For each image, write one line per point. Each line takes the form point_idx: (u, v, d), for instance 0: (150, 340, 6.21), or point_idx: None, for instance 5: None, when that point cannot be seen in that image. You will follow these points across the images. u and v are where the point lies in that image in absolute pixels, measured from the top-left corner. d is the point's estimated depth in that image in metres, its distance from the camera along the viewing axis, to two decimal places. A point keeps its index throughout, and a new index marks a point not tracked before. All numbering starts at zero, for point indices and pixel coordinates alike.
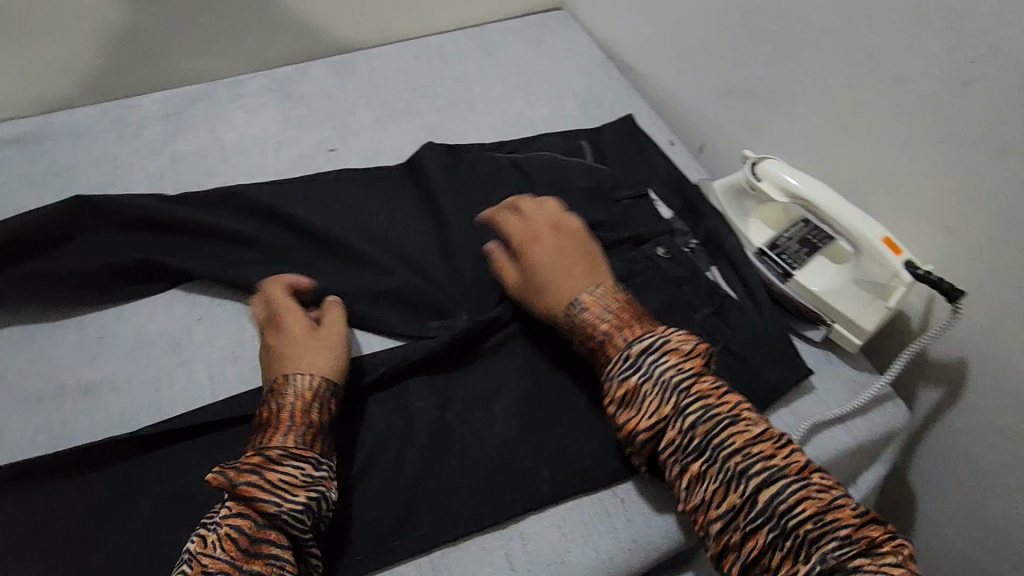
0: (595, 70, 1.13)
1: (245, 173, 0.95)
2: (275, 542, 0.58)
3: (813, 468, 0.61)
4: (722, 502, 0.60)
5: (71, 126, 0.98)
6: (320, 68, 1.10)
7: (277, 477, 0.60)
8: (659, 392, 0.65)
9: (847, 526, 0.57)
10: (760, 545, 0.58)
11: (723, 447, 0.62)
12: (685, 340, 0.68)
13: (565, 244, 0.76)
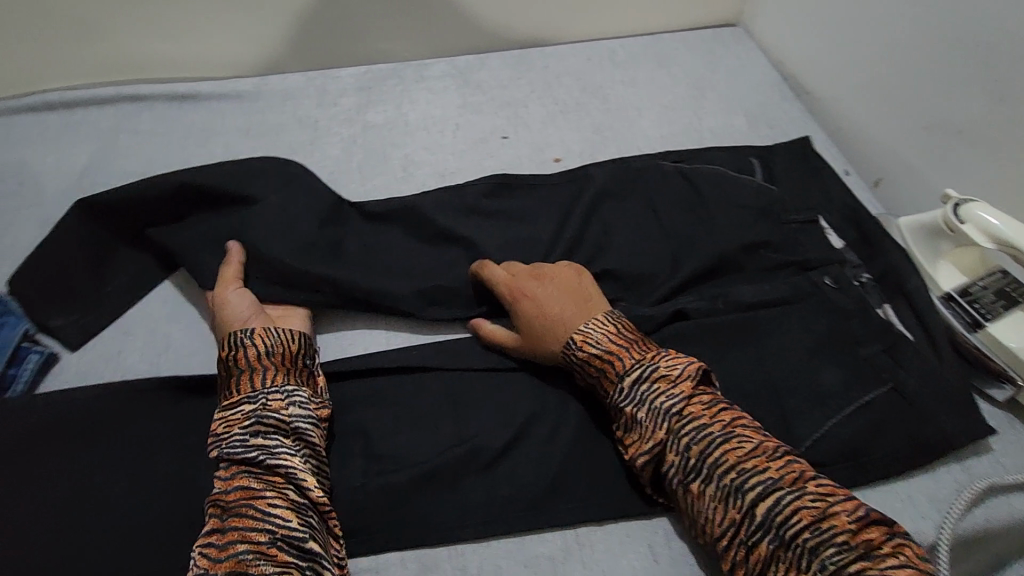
0: (770, 90, 1.11)
1: (426, 149, 1.02)
2: (242, 464, 0.62)
3: (807, 477, 0.59)
4: (725, 518, 0.59)
5: (283, 90, 1.11)
6: (499, 60, 1.17)
7: (221, 418, 0.66)
8: (652, 416, 0.66)
9: (844, 533, 0.55)
10: (764, 557, 0.57)
11: (719, 465, 0.61)
12: (674, 361, 0.68)
13: (545, 273, 0.78)
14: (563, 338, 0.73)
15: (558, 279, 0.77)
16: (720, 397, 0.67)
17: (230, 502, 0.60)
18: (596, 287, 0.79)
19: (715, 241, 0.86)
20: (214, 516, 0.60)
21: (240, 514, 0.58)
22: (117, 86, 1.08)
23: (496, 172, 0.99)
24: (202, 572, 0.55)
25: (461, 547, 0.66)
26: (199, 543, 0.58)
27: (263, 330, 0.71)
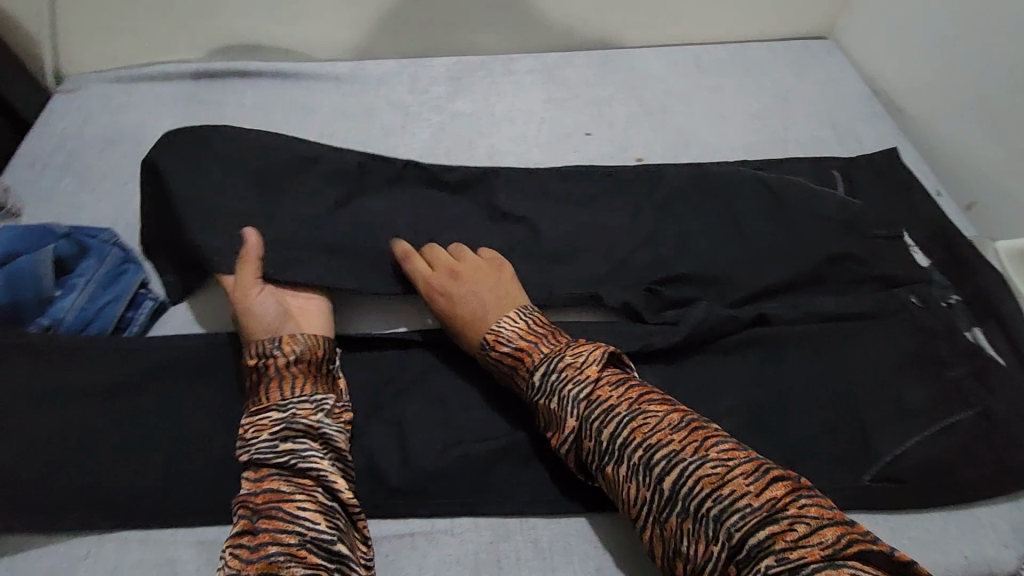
0: (859, 104, 1.10)
1: (512, 140, 1.05)
2: (272, 468, 0.63)
3: (710, 443, 0.60)
4: (641, 495, 0.61)
5: (378, 75, 1.16)
6: (585, 58, 1.19)
7: (247, 422, 0.66)
8: (562, 405, 0.67)
9: (742, 497, 0.55)
10: (678, 531, 0.58)
11: (626, 445, 0.62)
12: (580, 349, 0.69)
13: (461, 271, 0.79)
14: (479, 335, 0.74)
15: (479, 278, 0.79)
16: (629, 377, 0.68)
17: (258, 504, 0.60)
18: (515, 282, 0.80)
19: (796, 249, 0.85)
20: (243, 518, 0.59)
21: (269, 517, 0.58)
22: (229, 62, 1.16)
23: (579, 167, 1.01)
24: (233, 574, 0.55)
25: (534, 522, 0.68)
26: (229, 544, 0.57)
27: (288, 339, 0.71)
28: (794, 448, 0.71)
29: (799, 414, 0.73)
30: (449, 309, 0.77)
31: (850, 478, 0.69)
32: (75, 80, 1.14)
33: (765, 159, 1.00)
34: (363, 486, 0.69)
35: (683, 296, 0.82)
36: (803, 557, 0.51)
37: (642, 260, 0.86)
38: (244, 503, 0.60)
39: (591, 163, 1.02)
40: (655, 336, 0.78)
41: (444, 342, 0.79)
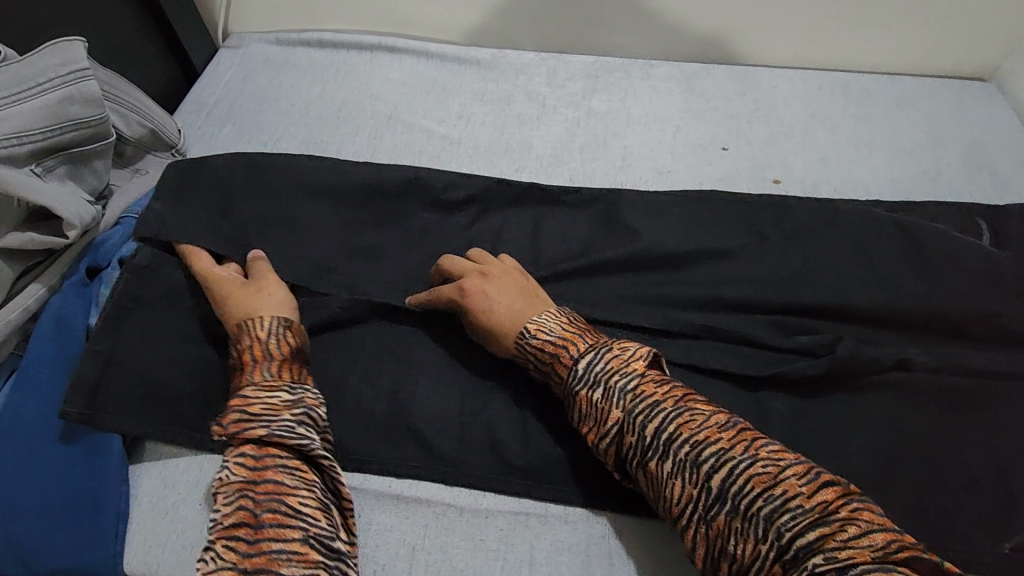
0: (1019, 153, 1.03)
1: (645, 145, 1.05)
2: (278, 455, 0.62)
3: (759, 445, 0.59)
4: (684, 493, 0.60)
5: (517, 65, 1.18)
6: (725, 72, 1.17)
7: (242, 403, 0.65)
8: (605, 396, 0.66)
9: (796, 497, 0.54)
10: (724, 529, 0.57)
11: (672, 440, 0.61)
12: (625, 345, 0.70)
13: (491, 271, 0.78)
14: (517, 332, 0.73)
15: (508, 278, 0.77)
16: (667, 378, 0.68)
17: (260, 495, 0.59)
18: (538, 287, 0.79)
19: (935, 297, 0.81)
20: (242, 508, 0.58)
21: (269, 508, 0.58)
22: (378, 36, 1.21)
23: (712, 180, 1.00)
24: (230, 565, 0.54)
25: (647, 526, 0.69)
26: (222, 536, 0.56)
27: (242, 327, 0.71)
28: (926, 501, 0.69)
29: (931, 466, 0.70)
30: (484, 304, 0.74)
31: (986, 543, 0.66)
32: (239, 37, 1.22)
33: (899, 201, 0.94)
34: (483, 458, 0.72)
35: (813, 325, 0.80)
36: (853, 557, 0.49)
37: (776, 283, 0.84)
38: (243, 492, 0.59)
39: (725, 178, 1.00)
40: (781, 363, 0.77)
41: None
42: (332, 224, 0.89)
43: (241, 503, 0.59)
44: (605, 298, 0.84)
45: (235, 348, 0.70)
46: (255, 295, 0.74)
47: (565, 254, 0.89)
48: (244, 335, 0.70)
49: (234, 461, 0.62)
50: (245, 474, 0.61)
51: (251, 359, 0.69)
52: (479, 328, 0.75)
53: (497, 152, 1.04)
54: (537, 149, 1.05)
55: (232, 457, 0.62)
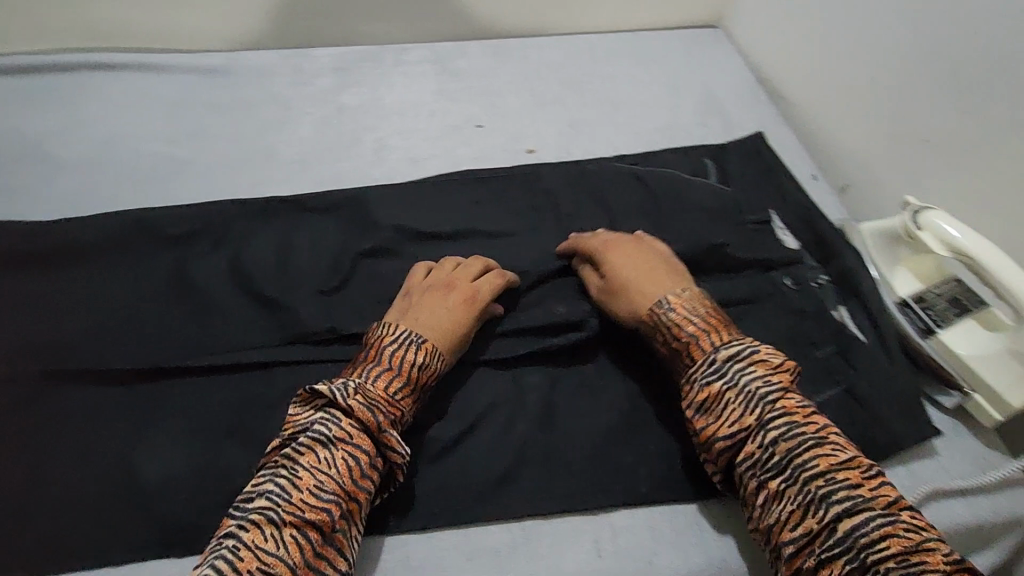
0: (744, 91, 1.11)
1: (399, 133, 1.00)
2: (373, 481, 0.62)
3: (903, 506, 0.57)
4: (801, 523, 0.57)
5: (256, 67, 1.07)
6: (478, 48, 1.15)
7: (379, 405, 0.63)
8: (742, 401, 0.63)
9: (933, 570, 0.52)
10: (839, 572, 0.54)
11: (810, 472, 0.59)
12: (775, 354, 0.67)
13: (643, 245, 0.78)
14: (653, 300, 0.72)
15: (656, 252, 0.77)
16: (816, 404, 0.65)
17: (342, 511, 0.59)
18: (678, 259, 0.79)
19: (670, 241, 0.84)
20: (327, 513, 0.58)
21: (344, 532, 0.58)
22: (85, 54, 1.04)
23: (468, 160, 0.97)
24: (289, 564, 0.55)
25: (404, 538, 0.64)
26: (295, 525, 0.56)
27: (431, 347, 0.69)
28: (671, 439, 0.71)
29: (672, 404, 0.73)
30: (617, 273, 0.75)
31: None
32: None
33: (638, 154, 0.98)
34: (220, 513, 0.64)
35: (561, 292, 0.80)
36: None
37: (525, 256, 0.83)
38: (337, 497, 0.59)
39: (481, 156, 0.98)
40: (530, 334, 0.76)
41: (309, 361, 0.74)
42: (34, 294, 0.77)
43: (330, 502, 0.58)
44: (355, 306, 0.79)
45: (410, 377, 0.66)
46: (458, 314, 0.72)
47: (309, 265, 0.82)
48: (427, 363, 0.68)
49: (347, 450, 0.61)
50: (347, 475, 0.60)
51: (414, 380, 0.67)
52: (597, 290, 0.77)
53: (235, 166, 0.93)
54: (280, 155, 0.95)
55: (344, 443, 0.61)
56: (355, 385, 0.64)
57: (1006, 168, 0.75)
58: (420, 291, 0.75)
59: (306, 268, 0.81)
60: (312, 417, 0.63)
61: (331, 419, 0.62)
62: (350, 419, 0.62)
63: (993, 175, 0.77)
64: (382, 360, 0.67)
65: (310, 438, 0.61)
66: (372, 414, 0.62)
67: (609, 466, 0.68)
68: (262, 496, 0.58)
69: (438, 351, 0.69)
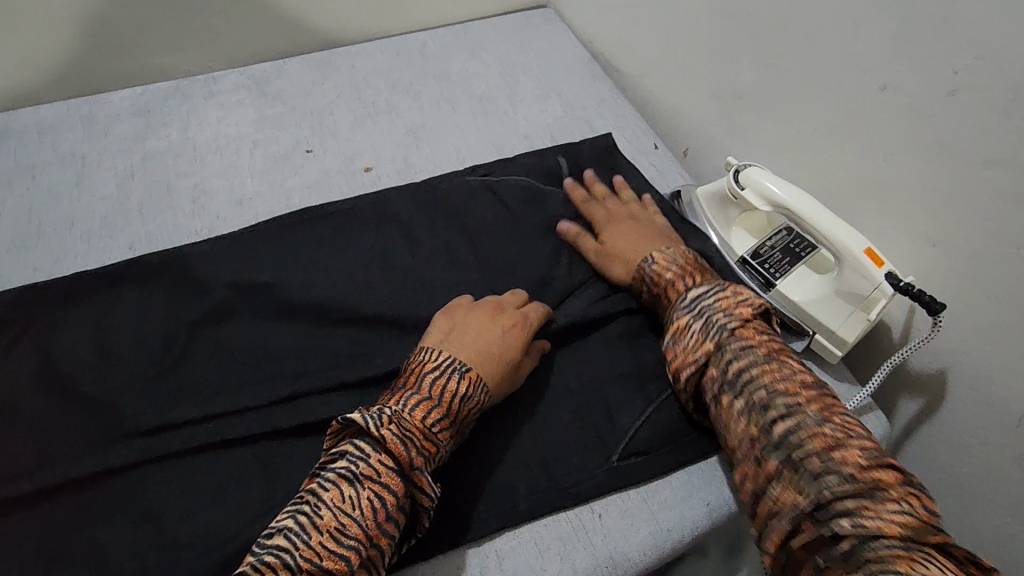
0: (579, 69, 1.11)
1: (219, 174, 0.91)
2: (395, 527, 0.56)
3: (838, 413, 0.58)
4: (744, 431, 0.60)
5: (38, 126, 0.93)
6: (298, 64, 1.07)
7: (414, 437, 0.59)
8: (703, 329, 0.66)
9: (855, 468, 0.53)
10: (772, 473, 0.56)
11: (751, 382, 0.61)
12: (741, 291, 0.69)
13: (640, 218, 0.83)
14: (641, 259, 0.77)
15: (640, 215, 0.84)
16: (779, 337, 0.66)
17: (360, 560, 0.53)
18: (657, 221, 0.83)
19: (525, 249, 0.83)
20: (345, 562, 0.52)
21: None
22: None
23: (301, 191, 0.90)
24: None
25: None
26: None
27: (475, 377, 0.65)
28: (546, 448, 0.69)
29: (543, 410, 0.71)
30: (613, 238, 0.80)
31: (600, 463, 0.68)
32: None
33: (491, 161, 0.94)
34: None
35: (419, 320, 0.76)
36: (881, 531, 0.49)
37: (375, 288, 0.79)
38: (357, 544, 0.53)
39: (314, 184, 0.91)
40: (389, 370, 0.72)
41: (138, 457, 0.65)
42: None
43: (349, 548, 0.53)
44: (190, 382, 0.71)
45: (451, 412, 0.63)
46: (512, 342, 0.69)
47: (131, 345, 0.72)
48: (473, 398, 0.64)
49: (372, 489, 0.56)
50: (371, 518, 0.55)
51: (451, 412, 0.63)
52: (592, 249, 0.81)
53: (27, 246, 0.81)
54: (80, 224, 0.84)
55: (372, 481, 0.56)
56: (391, 413, 0.60)
57: (808, 114, 0.78)
58: (467, 311, 0.72)
59: (125, 349, 0.72)
60: (342, 451, 0.58)
61: (360, 454, 0.57)
62: (380, 453, 0.58)
63: (798, 124, 0.80)
64: (423, 389, 0.63)
65: (336, 473, 0.56)
66: (401, 436, 0.58)
67: (491, 492, 0.65)
68: (280, 534, 0.53)
69: (483, 382, 0.65)
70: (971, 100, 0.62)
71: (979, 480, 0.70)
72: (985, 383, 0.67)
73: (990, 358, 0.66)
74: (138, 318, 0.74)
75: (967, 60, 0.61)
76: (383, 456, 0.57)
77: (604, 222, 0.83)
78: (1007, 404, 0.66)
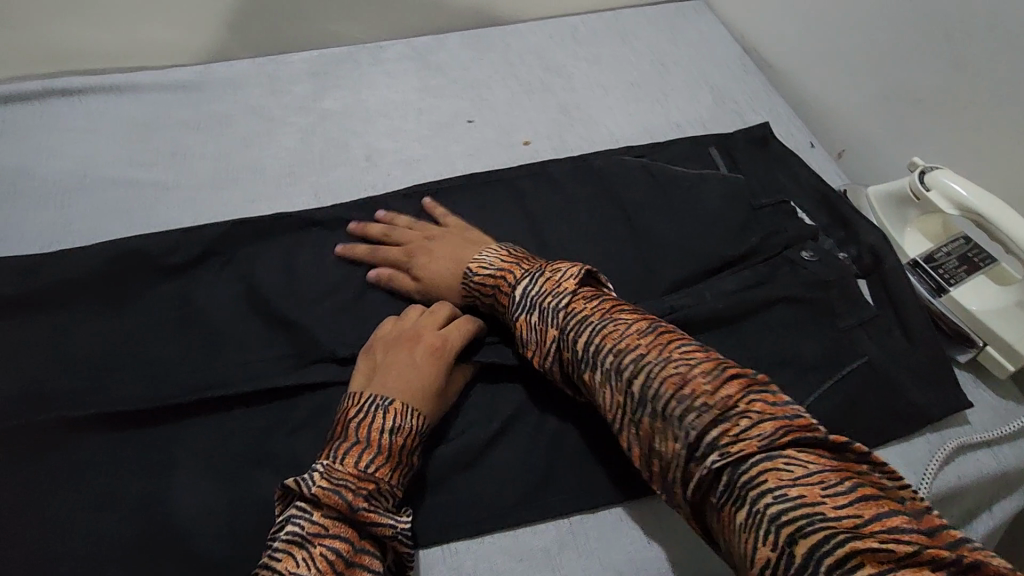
0: (731, 62, 1.10)
1: (388, 137, 0.97)
2: (363, 568, 0.54)
3: (674, 346, 0.57)
4: (614, 401, 0.58)
5: (231, 78, 1.02)
6: (458, 39, 1.12)
7: (350, 483, 0.57)
8: (542, 318, 0.65)
9: (699, 395, 0.52)
10: (648, 432, 0.55)
11: (597, 350, 0.59)
12: (558, 267, 0.67)
13: (436, 236, 0.80)
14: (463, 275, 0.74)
15: (450, 233, 0.80)
16: (605, 293, 0.65)
17: None
18: (454, 237, 0.79)
19: (681, 232, 0.84)
20: None
21: None
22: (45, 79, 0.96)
23: (463, 158, 0.96)
24: None
25: (456, 547, 0.65)
26: None
27: (401, 406, 0.63)
28: None
29: None
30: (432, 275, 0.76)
31: None
32: None
33: (647, 144, 0.97)
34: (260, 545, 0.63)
35: None
36: (745, 451, 0.48)
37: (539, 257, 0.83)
38: None
39: (475, 152, 0.96)
40: None
41: (329, 382, 0.72)
42: (27, 335, 0.73)
43: None
44: (369, 322, 0.77)
45: (373, 444, 0.60)
46: (426, 369, 0.67)
47: (320, 282, 0.79)
48: (399, 426, 0.62)
49: (318, 546, 0.53)
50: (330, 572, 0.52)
51: (387, 448, 0.61)
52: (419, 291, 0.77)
53: (224, 185, 0.90)
54: (269, 169, 0.92)
55: (321, 537, 0.54)
56: (322, 467, 0.57)
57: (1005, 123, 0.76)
58: (385, 345, 0.70)
59: (313, 287, 0.79)
60: (282, 520, 0.55)
61: (302, 515, 0.55)
62: (320, 508, 0.56)
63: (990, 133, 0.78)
64: (350, 436, 0.61)
65: (284, 542, 0.53)
66: (334, 486, 0.56)
67: None
68: None
69: (410, 408, 0.63)
70: None
71: None
72: None
73: None
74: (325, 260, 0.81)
75: None
76: (321, 513, 0.55)
77: (402, 256, 0.79)
78: None
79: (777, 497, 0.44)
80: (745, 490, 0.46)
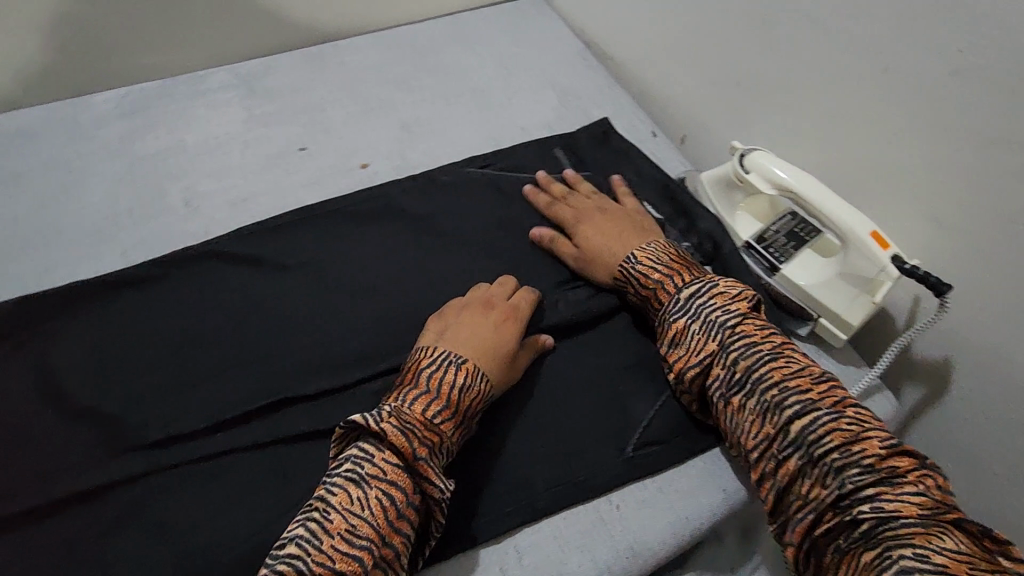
0: (573, 59, 1.09)
1: (211, 177, 0.89)
2: (406, 526, 0.55)
3: (849, 404, 0.60)
4: (760, 432, 0.61)
5: (18, 130, 0.89)
6: (288, 60, 1.04)
7: (416, 428, 0.58)
8: (704, 330, 0.68)
9: (871, 455, 0.56)
10: (792, 471, 0.59)
11: (762, 381, 0.63)
12: (731, 285, 0.71)
13: (608, 209, 0.81)
14: (622, 259, 0.76)
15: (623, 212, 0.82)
16: (774, 328, 0.68)
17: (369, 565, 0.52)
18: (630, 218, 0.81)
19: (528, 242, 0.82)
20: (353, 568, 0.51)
21: None
22: None
23: (297, 190, 0.88)
24: None
25: None
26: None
27: (472, 367, 0.64)
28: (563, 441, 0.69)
29: (557, 403, 0.71)
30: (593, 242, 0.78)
31: (615, 454, 0.68)
32: None
33: (492, 152, 0.94)
34: None
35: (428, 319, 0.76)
36: (899, 511, 0.52)
37: (380, 289, 0.78)
38: (370, 546, 0.52)
39: (311, 182, 0.89)
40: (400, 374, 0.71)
41: (143, 470, 0.63)
42: None
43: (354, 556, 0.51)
44: (191, 392, 0.69)
45: (446, 398, 0.61)
46: (503, 334, 0.69)
47: (131, 355, 0.70)
48: (471, 389, 0.63)
49: (374, 485, 0.55)
50: (377, 520, 0.53)
51: (455, 404, 0.62)
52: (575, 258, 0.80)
53: (14, 257, 0.78)
54: (69, 231, 0.81)
55: (378, 481, 0.55)
56: (390, 408, 0.59)
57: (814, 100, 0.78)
58: (458, 310, 0.71)
59: (124, 360, 0.70)
60: (346, 456, 0.57)
61: (365, 456, 0.56)
62: (383, 452, 0.57)
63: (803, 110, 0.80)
64: (420, 383, 0.62)
65: (343, 478, 0.55)
66: (401, 430, 0.57)
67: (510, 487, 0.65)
68: (291, 543, 0.52)
69: (481, 372, 0.64)
70: (986, 84, 0.62)
71: (984, 451, 0.72)
72: (991, 359, 0.68)
73: (1003, 335, 0.67)
74: (136, 328, 0.72)
75: (974, 40, 0.62)
76: (387, 455, 0.56)
77: (570, 224, 0.81)
78: (1013, 376, 0.67)
79: (919, 557, 0.49)
80: (888, 543, 0.51)
